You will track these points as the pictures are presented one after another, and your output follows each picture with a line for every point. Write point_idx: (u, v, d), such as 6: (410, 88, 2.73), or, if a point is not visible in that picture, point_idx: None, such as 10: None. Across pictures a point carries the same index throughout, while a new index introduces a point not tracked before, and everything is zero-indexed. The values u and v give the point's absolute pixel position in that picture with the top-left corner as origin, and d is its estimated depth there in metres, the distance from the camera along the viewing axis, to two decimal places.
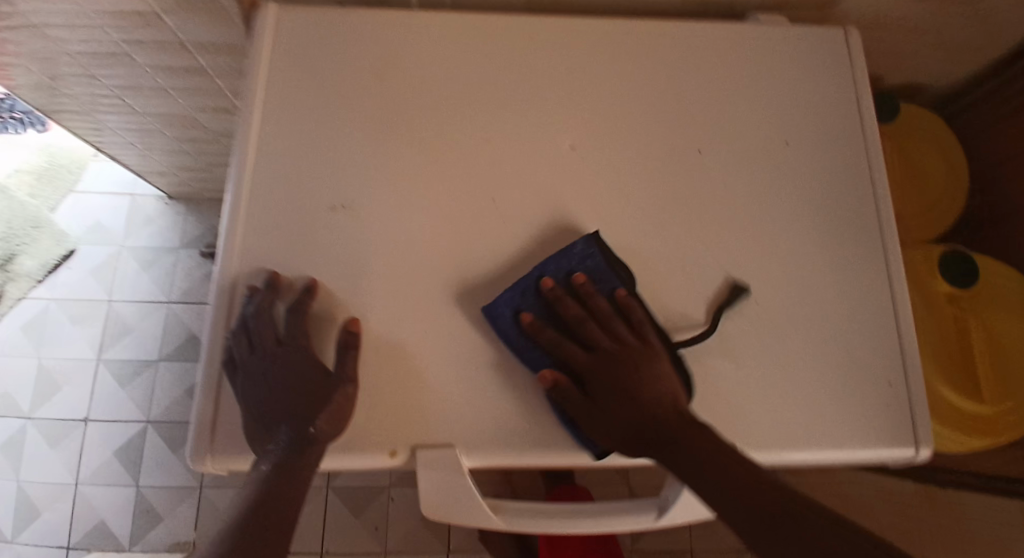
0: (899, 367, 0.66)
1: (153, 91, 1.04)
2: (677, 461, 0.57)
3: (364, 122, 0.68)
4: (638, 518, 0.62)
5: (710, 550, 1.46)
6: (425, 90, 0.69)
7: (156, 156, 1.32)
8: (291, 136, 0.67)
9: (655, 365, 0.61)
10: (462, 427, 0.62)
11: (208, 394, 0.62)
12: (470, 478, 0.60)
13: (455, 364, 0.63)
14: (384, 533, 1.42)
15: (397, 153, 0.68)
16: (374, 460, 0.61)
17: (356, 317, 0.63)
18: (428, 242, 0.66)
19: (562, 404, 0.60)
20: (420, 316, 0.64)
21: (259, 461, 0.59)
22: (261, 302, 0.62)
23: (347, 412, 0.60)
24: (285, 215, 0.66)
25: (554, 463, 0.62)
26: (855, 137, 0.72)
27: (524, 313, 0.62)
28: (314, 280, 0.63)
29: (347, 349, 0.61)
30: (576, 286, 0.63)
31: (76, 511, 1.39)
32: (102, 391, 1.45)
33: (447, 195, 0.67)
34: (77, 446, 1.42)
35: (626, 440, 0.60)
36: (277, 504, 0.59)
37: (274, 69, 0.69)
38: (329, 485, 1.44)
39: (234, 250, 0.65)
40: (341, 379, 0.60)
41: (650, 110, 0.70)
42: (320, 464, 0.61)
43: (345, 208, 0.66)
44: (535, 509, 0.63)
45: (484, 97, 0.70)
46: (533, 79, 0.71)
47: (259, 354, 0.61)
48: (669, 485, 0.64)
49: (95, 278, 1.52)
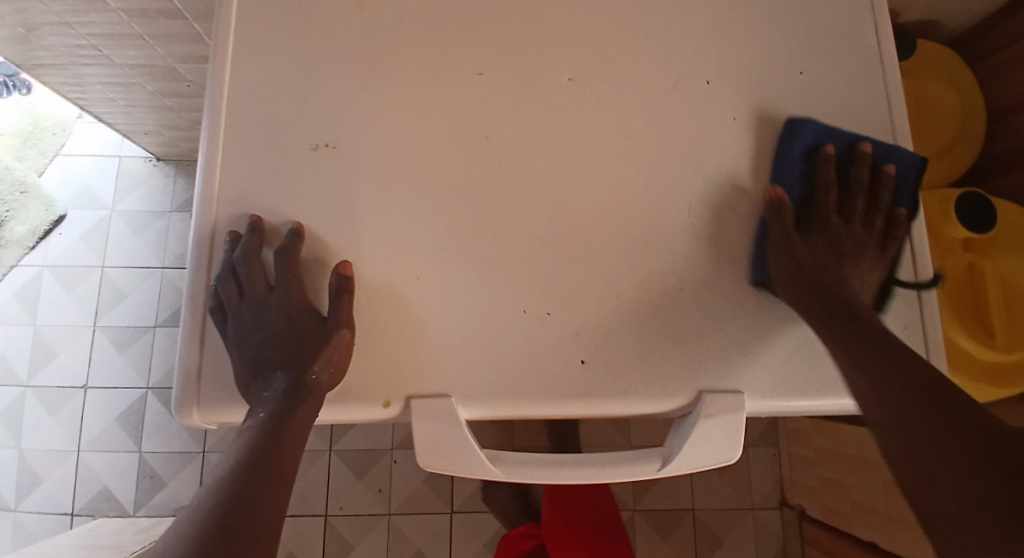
0: (916, 312, 0.67)
1: (130, 40, 1.00)
2: (852, 315, 0.63)
3: (348, 73, 0.67)
4: (640, 468, 0.64)
5: (712, 510, 1.46)
6: (411, 38, 0.68)
7: (141, 114, 1.28)
8: (277, 89, 0.67)
9: (875, 264, 0.69)
10: (453, 376, 0.65)
11: (195, 341, 0.64)
12: (467, 426, 0.63)
13: (446, 316, 0.65)
14: (387, 495, 1.43)
15: (383, 104, 0.67)
16: (372, 411, 0.65)
17: (348, 260, 0.66)
18: (417, 195, 0.66)
19: (773, 216, 0.67)
20: (411, 271, 0.66)
21: (256, 409, 0.63)
22: (250, 251, 0.65)
23: (345, 359, 0.64)
24: (271, 167, 0.66)
25: (543, 411, 0.65)
26: (840, 74, 0.71)
27: (828, 146, 0.69)
28: (298, 226, 0.66)
29: (341, 292, 0.64)
30: (882, 173, 0.71)
31: (80, 477, 1.40)
32: (99, 358, 1.44)
33: (435, 147, 0.67)
34: (77, 413, 1.42)
35: (805, 275, 0.65)
36: (276, 450, 0.62)
37: (255, 17, 0.67)
38: (332, 449, 1.44)
39: (212, 199, 0.66)
40: (336, 325, 0.64)
41: (639, 58, 0.69)
42: (317, 413, 0.65)
43: (327, 146, 0.67)
44: (534, 458, 0.64)
45: (470, 45, 0.69)
46: (521, 24, 0.69)
47: (252, 302, 0.66)
48: (675, 437, 0.67)
49: (87, 244, 1.49)
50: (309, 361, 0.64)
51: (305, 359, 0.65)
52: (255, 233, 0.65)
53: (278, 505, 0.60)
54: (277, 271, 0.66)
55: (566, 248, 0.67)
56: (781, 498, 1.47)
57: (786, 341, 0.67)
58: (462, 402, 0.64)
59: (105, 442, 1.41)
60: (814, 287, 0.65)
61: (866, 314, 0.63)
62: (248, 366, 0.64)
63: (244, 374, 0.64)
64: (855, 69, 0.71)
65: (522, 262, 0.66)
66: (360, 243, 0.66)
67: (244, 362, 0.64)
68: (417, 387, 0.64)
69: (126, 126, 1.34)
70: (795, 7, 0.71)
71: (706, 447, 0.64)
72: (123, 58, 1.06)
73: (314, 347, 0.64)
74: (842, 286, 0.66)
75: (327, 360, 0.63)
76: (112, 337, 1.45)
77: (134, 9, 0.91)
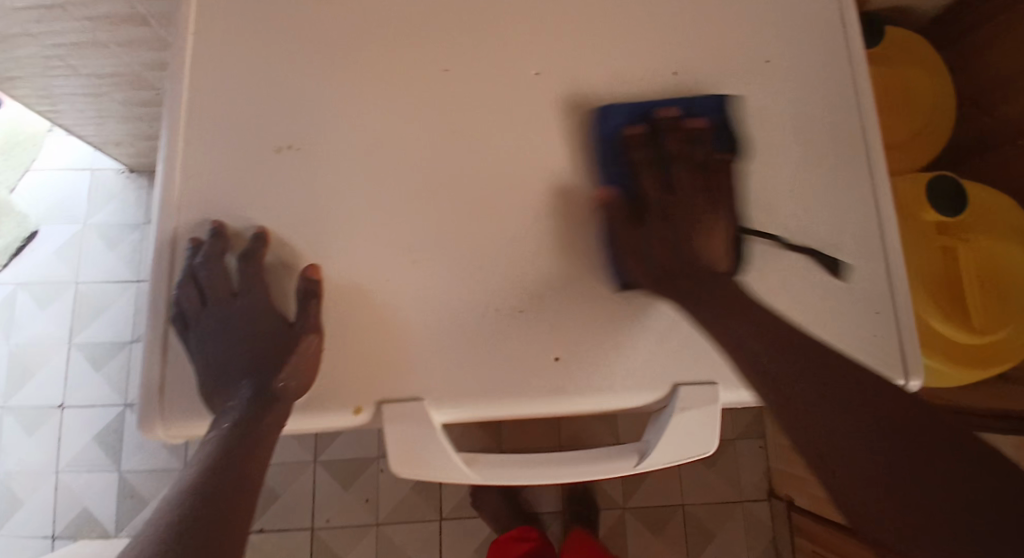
0: (885, 296, 0.68)
1: (95, 47, 0.98)
2: (709, 293, 0.62)
3: (315, 83, 0.69)
4: (617, 465, 0.66)
5: (699, 505, 1.46)
6: (375, 47, 0.70)
7: (112, 126, 1.26)
8: (245, 101, 0.68)
9: (717, 223, 0.65)
10: (427, 380, 0.65)
11: (158, 354, 0.64)
12: (442, 431, 0.64)
13: (418, 320, 0.65)
14: (375, 504, 1.41)
15: (349, 113, 0.69)
16: (343, 418, 0.65)
17: (317, 265, 0.66)
18: (386, 200, 0.67)
19: (610, 220, 0.65)
20: (382, 274, 0.66)
21: (221, 420, 0.62)
22: (210, 257, 0.64)
23: (314, 364, 0.63)
24: (233, 174, 0.67)
25: (518, 414, 0.66)
26: (799, 66, 0.72)
27: (632, 126, 0.66)
28: (263, 230, 0.66)
29: (308, 297, 0.63)
30: (687, 128, 0.66)
31: (60, 499, 1.37)
32: (76, 376, 1.41)
33: (403, 152, 0.68)
34: (55, 433, 1.39)
35: (658, 271, 0.64)
36: (242, 459, 0.61)
37: (222, 32, 0.69)
38: (317, 460, 1.42)
39: (172, 201, 0.66)
40: (304, 329, 0.62)
41: (601, 59, 0.71)
42: (286, 421, 0.64)
43: (292, 148, 0.68)
44: (511, 459, 0.66)
45: (435, 52, 0.70)
46: (484, 31, 0.71)
47: (216, 307, 0.65)
48: (651, 431, 0.68)
49: (62, 260, 1.47)
50: (275, 367, 0.63)
51: (272, 366, 0.64)
52: (218, 239, 0.65)
53: (246, 517, 0.58)
54: (239, 277, 0.65)
55: (535, 247, 0.67)
56: (770, 489, 1.47)
57: (674, 335, 0.66)
58: (435, 407, 0.64)
59: (84, 462, 1.38)
60: (673, 280, 0.64)
61: (718, 291, 0.62)
62: (211, 376, 0.63)
63: (208, 385, 0.63)
64: (812, 58, 0.72)
65: (492, 263, 0.67)
66: (327, 249, 0.66)
67: (207, 372, 0.64)
68: (390, 392, 0.64)
69: (98, 138, 1.32)
70: (753, 0, 0.72)
71: (679, 442, 0.65)
72: (90, 68, 1.04)
73: (280, 355, 0.64)
74: (694, 264, 0.65)
75: (293, 365, 0.62)
76: (90, 354, 1.42)
77: (98, 16, 0.89)
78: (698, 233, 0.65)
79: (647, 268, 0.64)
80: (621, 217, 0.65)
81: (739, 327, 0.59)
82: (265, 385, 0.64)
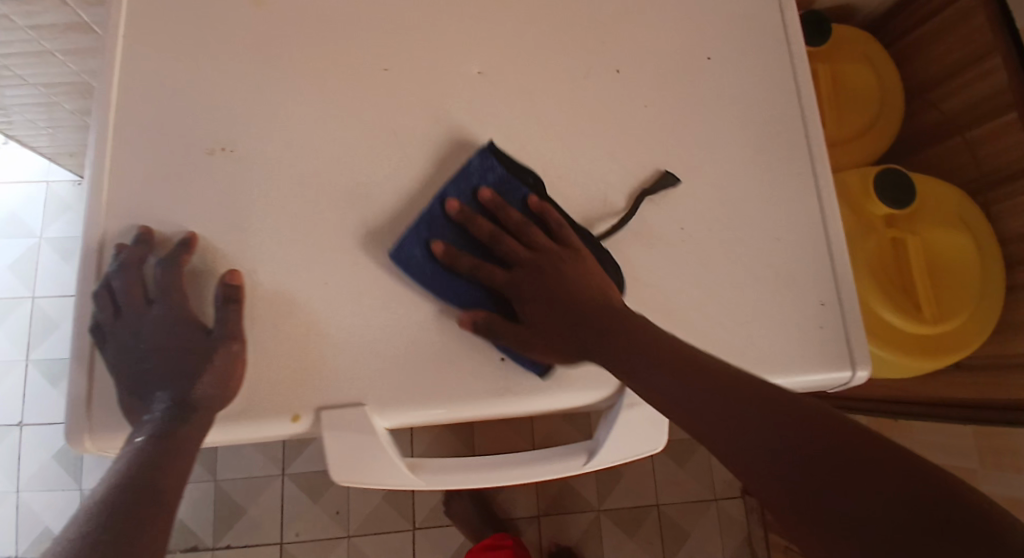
0: (832, 289, 0.77)
1: (36, 57, 0.96)
2: (600, 335, 0.68)
3: (270, 112, 0.75)
4: (567, 463, 0.73)
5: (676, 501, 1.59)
6: (328, 79, 0.76)
7: (66, 137, 1.24)
8: (200, 130, 0.74)
9: (585, 260, 0.73)
10: (373, 388, 0.70)
11: (87, 359, 0.69)
12: (384, 436, 0.70)
13: (364, 332, 0.71)
14: (346, 516, 1.47)
15: (301, 141, 0.74)
16: (284, 426, 0.70)
17: (237, 271, 0.71)
18: (334, 221, 0.73)
19: (496, 333, 0.71)
20: (331, 290, 0.72)
21: (135, 435, 0.67)
22: (128, 264, 0.70)
23: (238, 376, 0.69)
24: (165, 186, 0.72)
25: (456, 418, 0.72)
26: (735, 88, 0.82)
27: (434, 243, 0.72)
28: (191, 235, 0.71)
29: (228, 302, 0.69)
30: (485, 204, 0.74)
31: (19, 520, 1.33)
32: (34, 392, 1.38)
33: (349, 176, 0.74)
34: (12, 452, 1.35)
35: (554, 333, 0.71)
36: (161, 464, 0.66)
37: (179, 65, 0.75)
38: (283, 474, 1.48)
39: (102, 207, 0.72)
40: (225, 339, 0.69)
41: (535, 88, 0.78)
42: (206, 432, 0.69)
43: (226, 149, 0.73)
44: (450, 465, 0.73)
45: (382, 83, 0.76)
46: (426, 63, 0.78)
47: (133, 311, 0.71)
48: (601, 429, 0.74)
49: (16, 273, 1.43)
50: (194, 383, 0.69)
51: (192, 386, 0.70)
52: (438, 238, 0.73)
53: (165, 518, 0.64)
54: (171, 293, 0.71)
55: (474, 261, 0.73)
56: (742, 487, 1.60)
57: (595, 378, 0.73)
58: (376, 413, 0.70)
59: (37, 483, 1.34)
60: (576, 343, 0.70)
61: (604, 324, 0.68)
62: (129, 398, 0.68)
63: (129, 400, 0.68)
64: (740, 83, 0.82)
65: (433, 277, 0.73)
66: (275, 268, 0.72)
67: (126, 389, 0.68)
68: (333, 398, 0.70)
69: (51, 147, 1.29)
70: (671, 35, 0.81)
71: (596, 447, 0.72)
72: (35, 76, 1.02)
73: (197, 368, 0.69)
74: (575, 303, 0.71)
75: (210, 379, 0.67)
76: (49, 371, 1.39)
77: (38, 23, 0.87)
78: (576, 277, 0.72)
79: (551, 350, 0.71)
80: (501, 323, 0.71)
81: (625, 367, 0.65)
82: (185, 401, 0.69)
